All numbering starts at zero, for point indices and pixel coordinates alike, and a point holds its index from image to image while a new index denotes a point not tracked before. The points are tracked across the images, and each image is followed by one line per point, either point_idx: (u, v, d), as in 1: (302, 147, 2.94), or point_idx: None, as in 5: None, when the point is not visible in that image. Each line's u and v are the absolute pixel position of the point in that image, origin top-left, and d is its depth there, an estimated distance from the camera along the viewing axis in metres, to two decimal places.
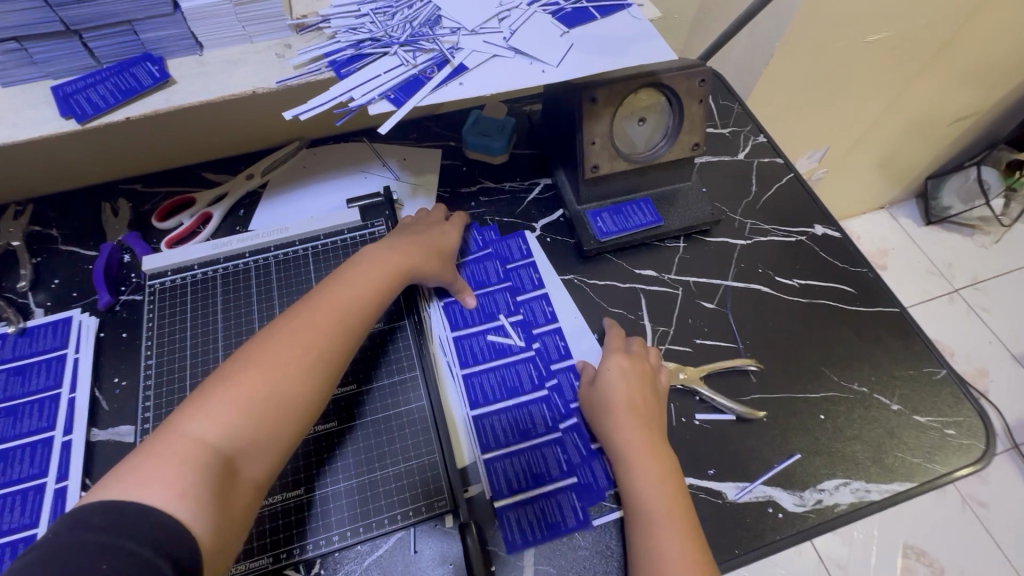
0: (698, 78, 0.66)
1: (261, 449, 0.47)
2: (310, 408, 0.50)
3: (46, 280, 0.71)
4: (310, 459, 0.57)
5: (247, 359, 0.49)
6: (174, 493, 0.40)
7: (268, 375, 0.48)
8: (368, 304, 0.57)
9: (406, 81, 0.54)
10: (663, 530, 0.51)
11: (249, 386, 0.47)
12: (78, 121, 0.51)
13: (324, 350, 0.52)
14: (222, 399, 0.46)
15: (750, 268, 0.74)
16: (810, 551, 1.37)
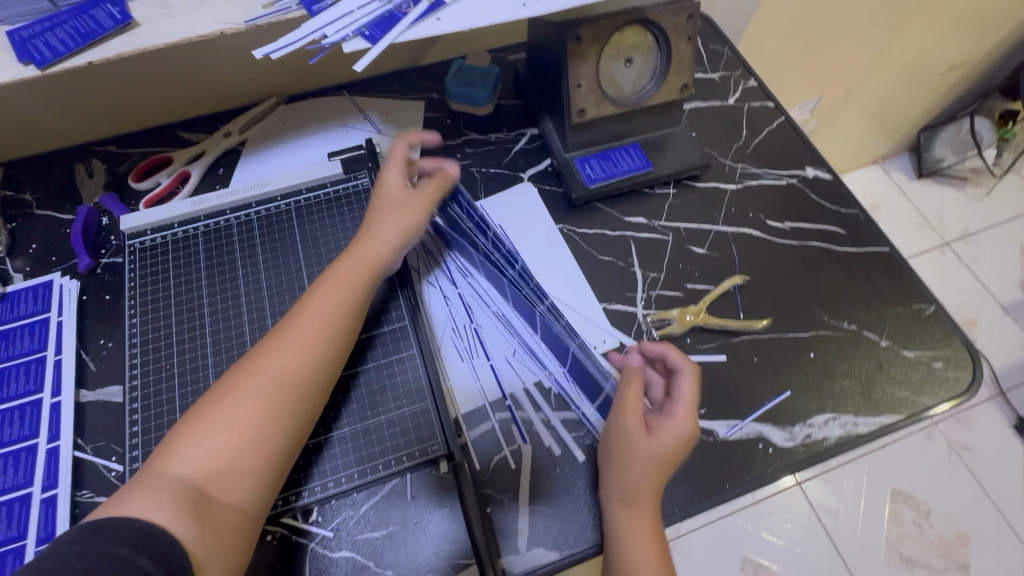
0: (686, 13, 0.63)
1: (237, 470, 0.47)
2: (281, 419, 0.50)
3: (23, 245, 0.69)
4: None
5: (223, 384, 0.50)
6: (148, 505, 0.43)
7: (238, 397, 0.49)
8: (340, 315, 0.56)
9: (382, 17, 0.51)
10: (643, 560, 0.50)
11: (219, 409, 0.48)
12: (38, 67, 0.48)
13: (296, 364, 0.52)
14: (199, 423, 0.48)
15: (741, 212, 0.73)
16: (800, 499, 1.42)
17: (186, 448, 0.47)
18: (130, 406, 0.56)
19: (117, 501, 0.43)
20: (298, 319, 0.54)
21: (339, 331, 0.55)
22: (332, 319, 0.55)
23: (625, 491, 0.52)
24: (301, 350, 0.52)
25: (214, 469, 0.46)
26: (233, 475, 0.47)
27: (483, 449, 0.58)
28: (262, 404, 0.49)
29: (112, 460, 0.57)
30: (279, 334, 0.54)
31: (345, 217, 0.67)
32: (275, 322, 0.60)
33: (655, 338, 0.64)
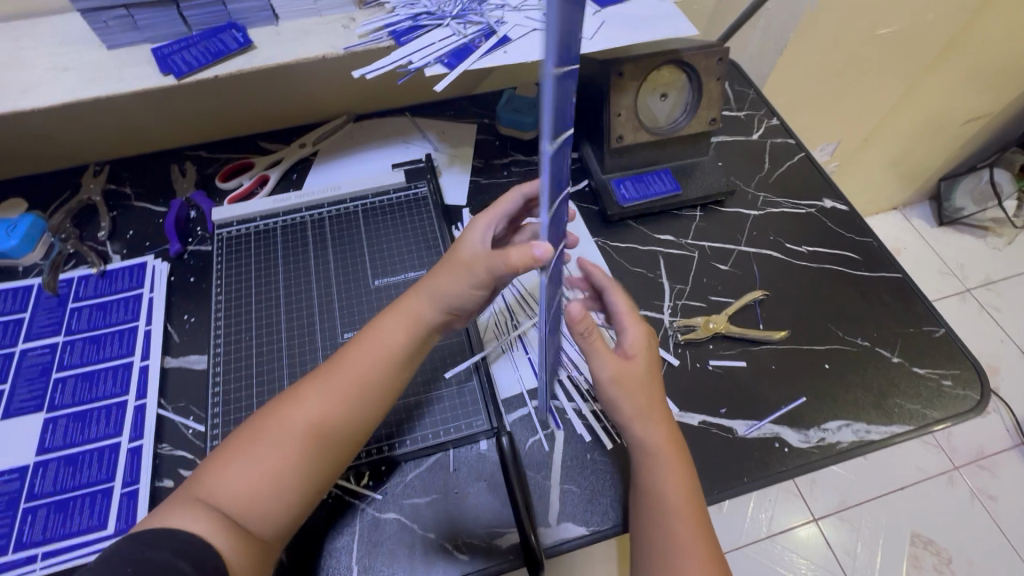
0: (716, 57, 0.72)
1: (269, 500, 0.48)
2: (317, 454, 0.50)
3: (122, 231, 0.79)
4: None
5: (259, 417, 0.52)
6: (191, 520, 0.45)
7: (274, 430, 0.50)
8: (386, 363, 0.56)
9: (458, 48, 0.60)
10: (675, 520, 0.51)
11: (254, 438, 0.50)
12: (176, 77, 0.59)
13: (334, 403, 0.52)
14: (236, 452, 0.49)
15: (762, 235, 0.80)
16: (817, 536, 1.41)
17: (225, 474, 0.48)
18: (213, 370, 0.64)
19: (159, 515, 0.46)
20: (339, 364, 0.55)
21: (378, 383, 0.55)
22: (372, 372, 0.55)
23: (655, 475, 0.53)
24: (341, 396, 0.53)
25: (249, 497, 0.47)
26: (264, 505, 0.48)
27: (521, 431, 0.64)
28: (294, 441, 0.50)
29: (190, 419, 0.64)
30: (317, 377, 0.54)
31: (405, 221, 0.75)
32: (341, 306, 0.68)
33: (681, 342, 0.70)
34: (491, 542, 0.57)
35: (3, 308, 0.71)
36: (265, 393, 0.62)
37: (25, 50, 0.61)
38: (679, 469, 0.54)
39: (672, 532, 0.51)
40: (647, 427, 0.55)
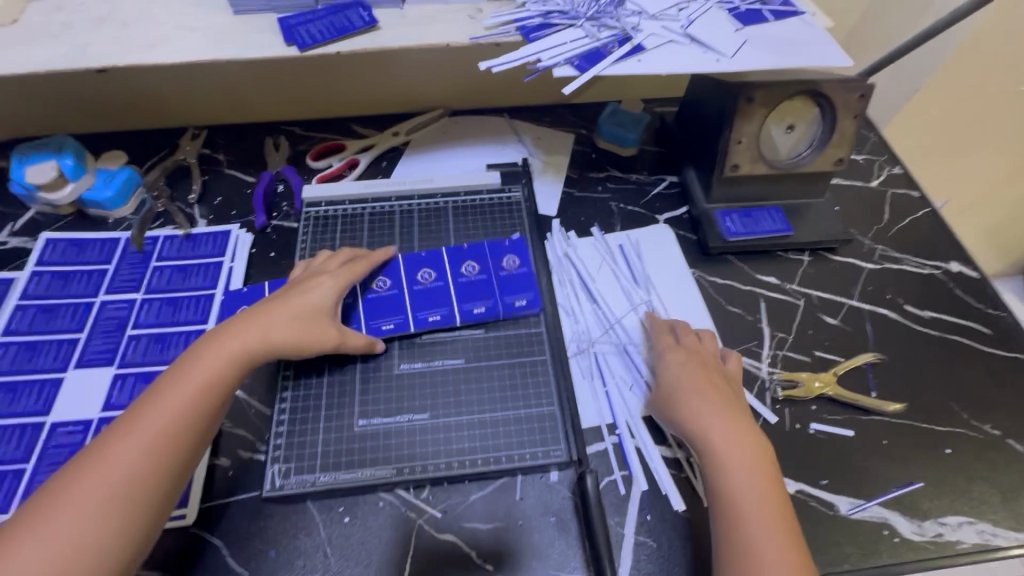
0: (857, 92, 0.66)
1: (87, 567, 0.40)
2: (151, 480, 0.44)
3: (210, 196, 0.79)
4: (410, 394, 0.58)
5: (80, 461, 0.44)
6: None
7: (101, 470, 0.43)
8: (217, 380, 0.50)
9: (589, 51, 0.57)
10: (756, 527, 0.47)
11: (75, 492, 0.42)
12: (299, 49, 0.57)
13: (166, 422, 0.46)
14: (47, 509, 0.41)
15: (878, 292, 0.72)
16: None
17: (17, 554, 0.39)
18: None
19: None
20: (140, 409, 0.47)
21: (194, 420, 0.48)
22: (187, 407, 0.48)
23: (729, 479, 0.50)
24: (173, 417, 0.47)
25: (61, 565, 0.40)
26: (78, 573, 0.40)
27: (600, 467, 0.58)
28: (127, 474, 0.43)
29: (254, 397, 0.61)
30: (141, 407, 0.47)
31: (495, 225, 0.72)
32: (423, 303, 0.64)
33: (779, 398, 0.63)
34: None
35: (89, 257, 0.71)
36: (337, 384, 0.59)
37: (156, 6, 0.61)
38: (751, 464, 0.51)
39: (749, 535, 0.47)
40: (702, 410, 0.54)
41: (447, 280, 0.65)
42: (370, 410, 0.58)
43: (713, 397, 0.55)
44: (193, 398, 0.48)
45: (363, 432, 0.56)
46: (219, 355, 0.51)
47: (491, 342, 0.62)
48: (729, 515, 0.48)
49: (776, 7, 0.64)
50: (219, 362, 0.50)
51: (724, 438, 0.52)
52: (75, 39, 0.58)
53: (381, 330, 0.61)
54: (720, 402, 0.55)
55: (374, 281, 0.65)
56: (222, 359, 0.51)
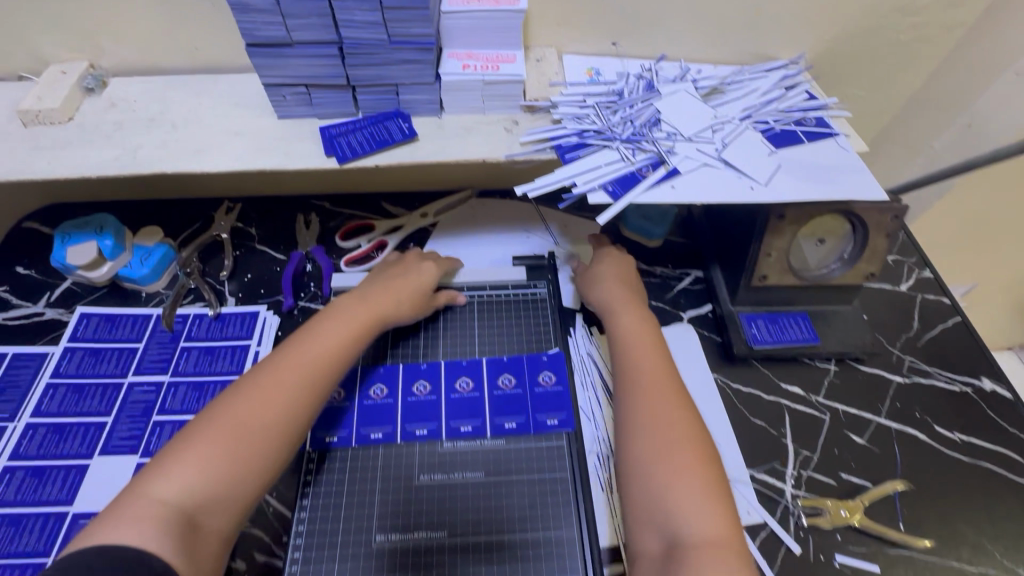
0: (890, 214, 0.65)
1: (225, 497, 0.48)
2: (282, 428, 0.53)
3: (241, 272, 0.80)
4: (427, 509, 0.57)
5: (227, 401, 0.53)
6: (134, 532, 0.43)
7: (243, 410, 0.52)
8: (339, 348, 0.59)
9: (624, 175, 0.57)
10: (666, 443, 0.55)
11: (223, 431, 0.50)
12: (339, 161, 0.59)
13: (295, 377, 0.55)
14: (195, 443, 0.49)
15: (906, 409, 0.71)
16: None
17: (175, 474, 0.47)
18: (307, 452, 0.60)
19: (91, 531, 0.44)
20: (259, 375, 0.55)
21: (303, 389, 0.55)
22: (313, 366, 0.57)
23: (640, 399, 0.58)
24: (302, 371, 0.56)
25: (207, 496, 0.47)
26: (222, 502, 0.48)
27: None
28: (262, 417, 0.52)
29: (273, 495, 0.60)
30: (276, 363, 0.56)
31: (519, 322, 0.72)
32: (445, 410, 0.63)
33: (803, 525, 0.62)
34: None
35: (121, 334, 0.73)
36: (355, 493, 0.58)
37: (204, 107, 0.63)
38: (675, 402, 0.58)
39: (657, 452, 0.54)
40: (638, 358, 0.63)
41: (481, 391, 0.65)
42: (389, 524, 0.57)
43: (647, 349, 0.64)
44: (304, 369, 0.56)
45: (379, 548, 0.55)
46: (340, 329, 0.61)
47: (512, 454, 0.61)
48: (643, 447, 0.55)
49: (810, 128, 0.64)
50: (339, 334, 0.60)
51: (643, 380, 0.60)
52: (125, 141, 0.60)
53: (368, 440, 0.61)
54: (652, 353, 0.63)
55: (371, 387, 0.65)
56: (341, 332, 0.61)
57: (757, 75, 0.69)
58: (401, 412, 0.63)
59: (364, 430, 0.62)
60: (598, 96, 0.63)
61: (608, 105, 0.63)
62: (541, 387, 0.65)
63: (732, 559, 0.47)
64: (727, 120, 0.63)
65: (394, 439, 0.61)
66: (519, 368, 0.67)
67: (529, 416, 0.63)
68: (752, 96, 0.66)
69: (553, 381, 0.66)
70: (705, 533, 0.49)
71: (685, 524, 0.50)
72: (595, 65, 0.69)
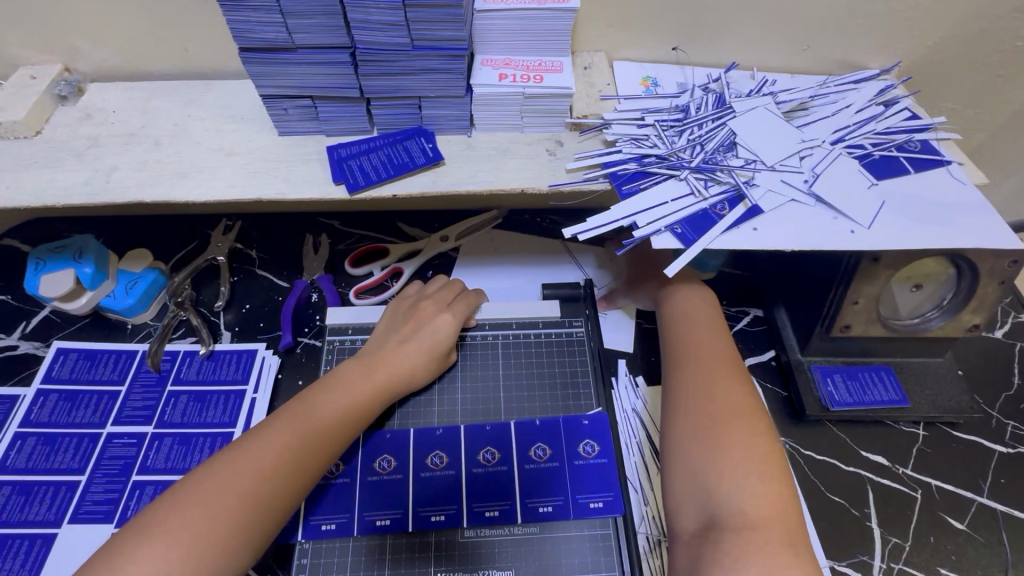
0: (1009, 258, 0.54)
1: None
2: (264, 514, 0.45)
3: (239, 302, 0.71)
4: None
5: (206, 471, 0.45)
6: None
7: (220, 486, 0.44)
8: (341, 416, 0.51)
9: (696, 214, 0.47)
10: (721, 421, 0.49)
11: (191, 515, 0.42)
12: (349, 190, 0.49)
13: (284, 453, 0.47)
14: (161, 525, 0.42)
15: (1013, 488, 0.60)
16: None
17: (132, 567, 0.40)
18: (298, 543, 0.51)
19: None
20: (242, 447, 0.47)
21: (288, 473, 0.47)
22: (311, 437, 0.49)
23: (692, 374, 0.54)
24: (293, 445, 0.48)
25: None
26: None
27: None
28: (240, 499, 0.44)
29: None
30: (267, 431, 0.48)
31: (553, 374, 0.62)
32: (466, 489, 0.54)
33: None
34: None
35: (100, 375, 0.64)
36: None
37: (192, 120, 0.54)
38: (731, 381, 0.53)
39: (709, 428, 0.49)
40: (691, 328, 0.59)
41: (509, 465, 0.55)
42: None
43: (707, 327, 0.59)
44: (293, 445, 0.48)
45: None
46: (345, 394, 0.53)
47: (547, 547, 0.51)
48: (688, 418, 0.51)
49: (917, 154, 0.53)
50: (344, 399, 0.52)
51: (698, 354, 0.56)
52: (98, 160, 0.51)
53: (374, 527, 0.52)
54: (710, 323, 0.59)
55: (377, 460, 0.55)
56: (345, 397, 0.53)
57: (847, 88, 0.57)
58: (413, 493, 0.53)
59: (367, 515, 0.52)
60: (659, 112, 0.53)
61: (672, 124, 0.52)
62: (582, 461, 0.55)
63: (779, 541, 0.42)
64: (816, 144, 0.52)
65: (404, 527, 0.52)
66: (555, 435, 0.57)
67: (569, 497, 0.53)
68: (844, 113, 0.55)
69: (598, 454, 0.56)
70: (748, 511, 0.44)
71: (729, 496, 0.45)
72: (651, 74, 0.58)
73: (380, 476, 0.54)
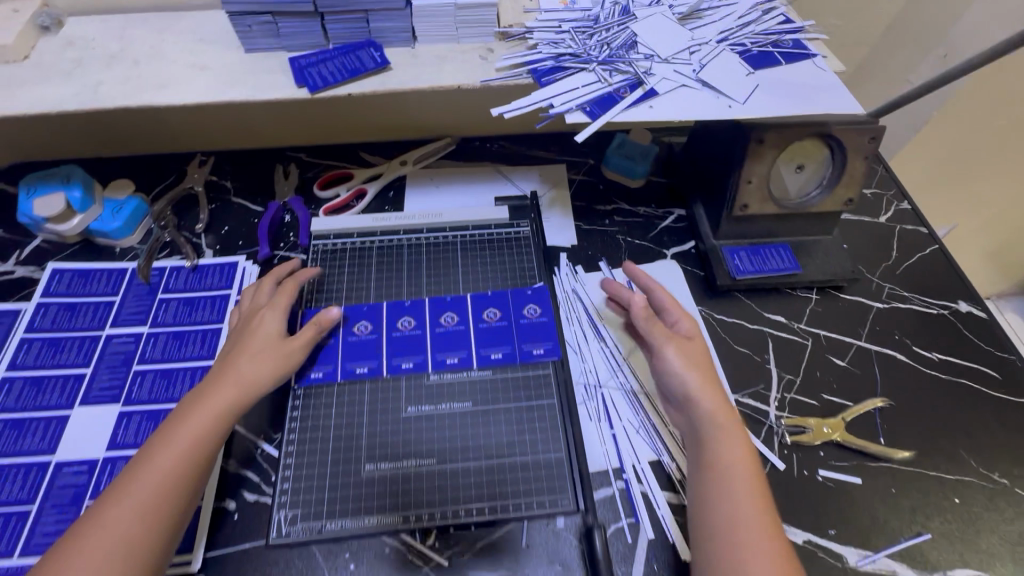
0: (868, 135, 0.65)
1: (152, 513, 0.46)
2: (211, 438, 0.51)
3: (218, 225, 0.78)
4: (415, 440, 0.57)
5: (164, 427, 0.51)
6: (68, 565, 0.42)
7: (171, 433, 0.50)
8: (266, 350, 0.57)
9: (601, 97, 0.57)
10: (742, 502, 0.49)
11: (149, 455, 0.49)
12: (310, 91, 0.57)
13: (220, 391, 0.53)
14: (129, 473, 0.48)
15: (886, 332, 0.72)
16: None
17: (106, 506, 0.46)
18: (294, 388, 0.61)
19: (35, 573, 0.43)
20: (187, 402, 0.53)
21: (227, 405, 0.53)
22: (240, 372, 0.55)
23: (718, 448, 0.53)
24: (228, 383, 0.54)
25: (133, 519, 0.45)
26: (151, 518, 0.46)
27: (606, 513, 0.57)
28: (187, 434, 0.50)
29: (261, 437, 0.60)
30: (207, 383, 0.54)
31: (503, 260, 0.72)
32: (430, 345, 0.63)
33: (787, 443, 0.63)
34: None
35: (96, 288, 0.71)
36: (342, 429, 0.58)
37: (166, 43, 0.61)
38: (746, 450, 0.53)
39: (728, 506, 0.49)
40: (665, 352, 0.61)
41: (466, 325, 0.64)
42: (377, 453, 0.57)
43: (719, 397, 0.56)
44: (232, 387, 0.54)
45: (369, 476, 0.56)
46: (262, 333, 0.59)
47: (500, 383, 0.61)
48: (716, 488, 0.51)
49: (788, 49, 0.63)
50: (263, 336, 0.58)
51: (716, 428, 0.54)
52: (85, 77, 0.58)
53: (354, 374, 0.61)
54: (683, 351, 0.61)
55: (355, 324, 0.65)
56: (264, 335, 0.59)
57: None
58: (387, 349, 0.63)
59: (349, 365, 0.62)
60: (574, 21, 0.62)
61: (585, 29, 0.62)
62: (527, 320, 0.65)
63: None
64: (704, 42, 0.62)
65: (380, 373, 0.61)
66: (505, 300, 0.67)
67: (516, 346, 0.63)
68: (730, 19, 0.65)
69: (540, 313, 0.66)
70: None
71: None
72: None
73: (356, 337, 0.64)
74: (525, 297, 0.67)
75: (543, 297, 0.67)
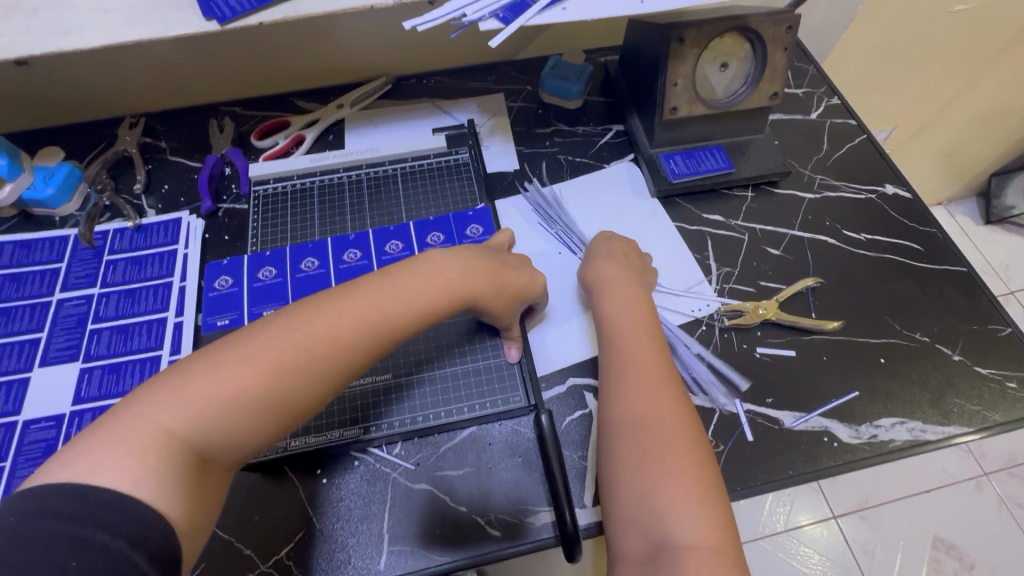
0: (785, 25, 0.66)
1: (262, 398, 0.43)
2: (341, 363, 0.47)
3: (156, 185, 0.78)
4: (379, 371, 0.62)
5: (295, 314, 0.48)
6: (171, 408, 0.41)
7: (306, 333, 0.46)
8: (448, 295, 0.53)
9: (514, 2, 0.57)
10: (654, 451, 0.48)
11: (272, 339, 0.45)
12: (220, 23, 0.56)
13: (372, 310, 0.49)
14: (245, 346, 0.45)
15: (817, 220, 0.75)
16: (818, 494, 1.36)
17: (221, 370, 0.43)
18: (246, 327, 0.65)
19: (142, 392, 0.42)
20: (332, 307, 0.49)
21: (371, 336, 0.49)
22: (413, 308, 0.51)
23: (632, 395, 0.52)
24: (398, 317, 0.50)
25: (240, 396, 0.42)
26: (257, 405, 0.43)
27: (558, 408, 0.61)
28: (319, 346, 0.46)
29: None
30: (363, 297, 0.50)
31: (443, 187, 0.75)
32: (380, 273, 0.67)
33: (727, 327, 0.67)
34: (525, 520, 0.55)
35: (38, 258, 0.71)
36: None
37: None
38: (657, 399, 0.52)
39: (645, 458, 0.48)
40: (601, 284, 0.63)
41: (412, 251, 0.69)
42: None
43: (641, 340, 0.57)
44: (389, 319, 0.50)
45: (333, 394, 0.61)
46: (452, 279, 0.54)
47: None
48: (632, 436, 0.50)
49: None
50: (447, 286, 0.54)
51: (639, 375, 0.54)
52: None
53: None
54: (621, 282, 0.63)
55: (303, 262, 0.68)
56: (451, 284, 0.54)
57: None
58: (335, 279, 0.67)
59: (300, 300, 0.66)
60: None
61: None
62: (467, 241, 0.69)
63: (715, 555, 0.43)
64: None
65: None
66: (447, 223, 0.71)
67: None
68: None
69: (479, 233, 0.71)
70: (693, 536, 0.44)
71: (670, 522, 0.44)
72: None
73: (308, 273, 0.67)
74: (466, 220, 0.72)
75: (486, 218, 0.72)
